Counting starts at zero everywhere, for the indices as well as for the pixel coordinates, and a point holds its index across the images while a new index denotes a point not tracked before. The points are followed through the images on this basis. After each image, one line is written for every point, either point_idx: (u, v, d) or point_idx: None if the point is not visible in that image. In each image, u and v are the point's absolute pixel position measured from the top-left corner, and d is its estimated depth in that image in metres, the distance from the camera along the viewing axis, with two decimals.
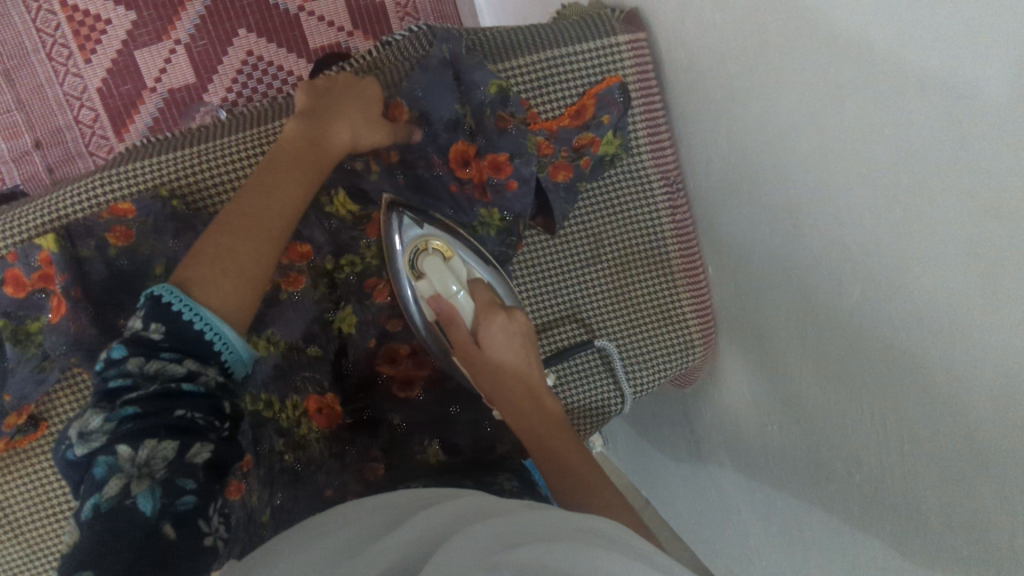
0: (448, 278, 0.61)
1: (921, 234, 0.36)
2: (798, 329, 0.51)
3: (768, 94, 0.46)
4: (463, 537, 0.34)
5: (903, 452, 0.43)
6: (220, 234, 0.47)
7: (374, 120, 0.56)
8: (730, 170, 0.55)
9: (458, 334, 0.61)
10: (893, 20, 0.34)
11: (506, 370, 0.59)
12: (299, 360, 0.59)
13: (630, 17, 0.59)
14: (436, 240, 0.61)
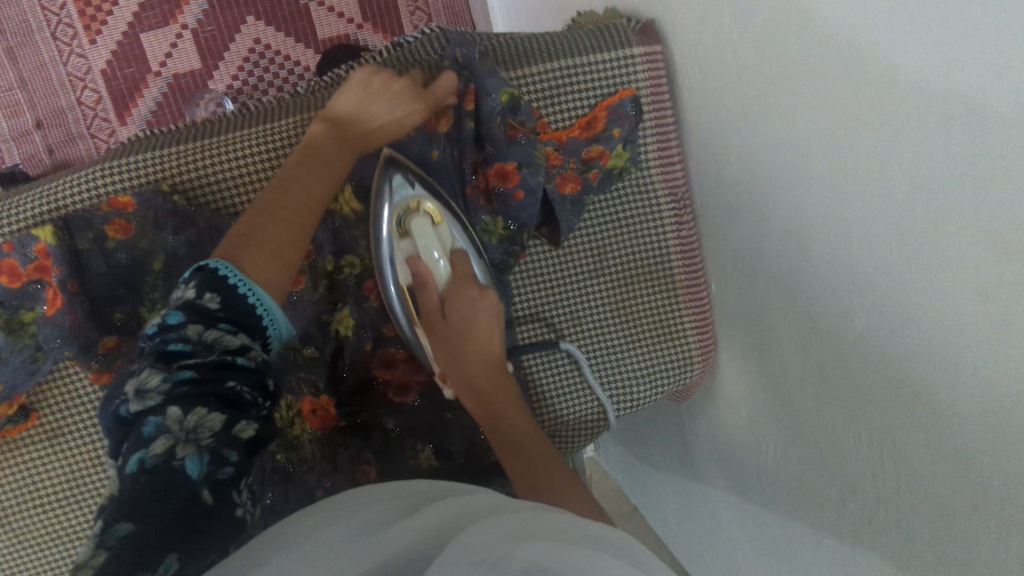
0: (432, 243, 0.58)
1: (931, 272, 0.35)
2: (800, 353, 0.51)
3: (784, 116, 0.45)
4: (473, 526, 0.33)
5: (900, 484, 0.43)
6: (260, 212, 0.49)
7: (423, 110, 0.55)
8: (739, 187, 0.54)
9: (427, 300, 0.58)
10: (913, 52, 0.33)
11: (474, 347, 0.58)
12: (294, 360, 0.59)
13: (646, 27, 0.58)
14: (429, 203, 0.58)
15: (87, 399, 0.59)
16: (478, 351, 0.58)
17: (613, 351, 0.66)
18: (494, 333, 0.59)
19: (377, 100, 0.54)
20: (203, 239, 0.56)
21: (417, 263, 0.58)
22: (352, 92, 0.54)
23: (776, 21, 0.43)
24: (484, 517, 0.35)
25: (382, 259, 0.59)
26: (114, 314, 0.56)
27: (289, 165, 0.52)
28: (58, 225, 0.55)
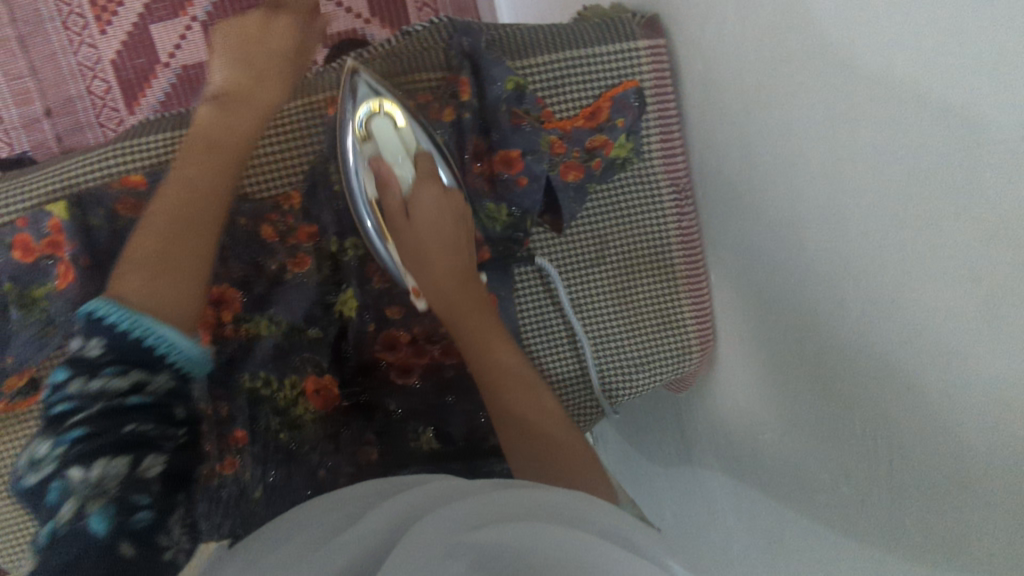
0: (394, 142, 0.59)
1: (926, 257, 0.36)
2: (796, 341, 0.52)
3: (784, 107, 0.46)
4: (415, 527, 0.37)
5: (891, 466, 0.44)
6: (162, 228, 0.51)
7: (293, 54, 0.59)
8: (739, 178, 0.55)
9: (390, 200, 0.59)
10: (908, 40, 0.34)
11: (434, 246, 0.59)
12: (298, 341, 0.61)
13: (651, 22, 0.60)
14: (389, 103, 0.58)
15: None
16: (442, 245, 0.59)
17: (613, 339, 0.67)
18: (454, 225, 0.60)
19: (247, 60, 0.57)
20: None
21: (380, 165, 0.58)
22: (228, 67, 0.57)
23: (779, 12, 0.44)
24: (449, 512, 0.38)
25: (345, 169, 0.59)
26: None
27: (183, 173, 0.54)
28: (72, 202, 0.56)
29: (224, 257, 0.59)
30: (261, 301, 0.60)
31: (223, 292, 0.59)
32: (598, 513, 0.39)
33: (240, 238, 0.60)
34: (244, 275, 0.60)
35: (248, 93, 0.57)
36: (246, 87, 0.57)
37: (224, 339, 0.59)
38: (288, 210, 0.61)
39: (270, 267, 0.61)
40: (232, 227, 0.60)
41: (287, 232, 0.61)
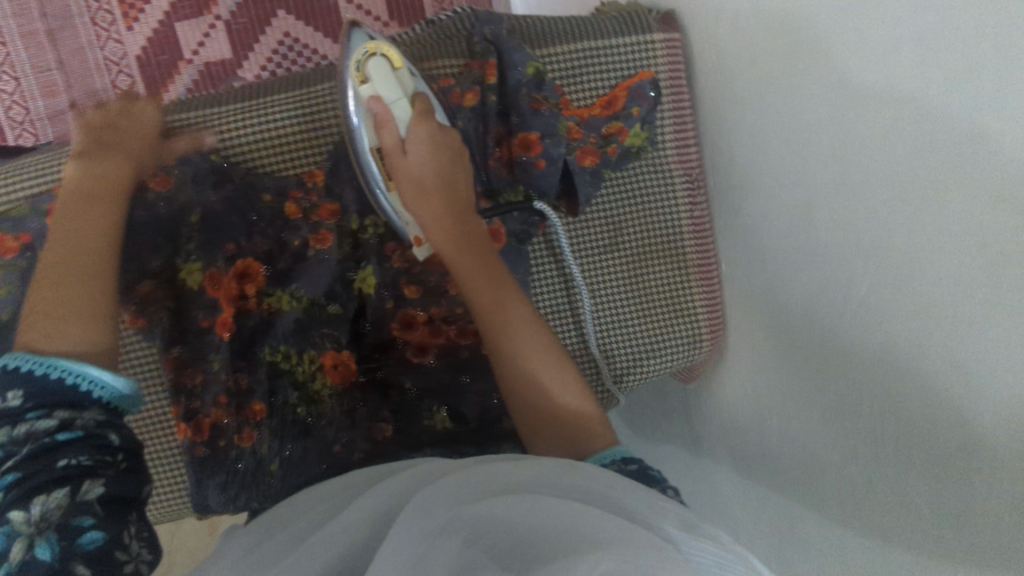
0: (392, 82, 0.58)
1: (932, 230, 0.38)
2: (803, 325, 0.53)
3: (794, 95, 0.48)
4: (423, 498, 0.42)
5: (898, 438, 0.44)
6: (48, 289, 0.49)
7: (94, 124, 0.60)
8: (750, 165, 0.57)
9: (387, 137, 0.58)
10: (914, 20, 0.36)
11: (434, 187, 0.58)
12: (319, 316, 0.63)
13: (667, 17, 0.63)
14: (384, 45, 0.58)
15: None
16: (441, 185, 0.58)
17: (624, 323, 0.69)
18: (451, 165, 0.59)
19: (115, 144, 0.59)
20: (239, 197, 0.61)
21: (377, 104, 0.57)
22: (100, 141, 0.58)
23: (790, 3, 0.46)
24: (459, 468, 0.48)
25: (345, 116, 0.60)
26: (151, 258, 0.59)
27: (53, 242, 0.53)
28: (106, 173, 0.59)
29: (250, 233, 0.61)
30: (282, 275, 0.62)
31: (249, 264, 0.61)
32: (586, 481, 0.44)
33: (264, 214, 0.62)
34: (267, 249, 0.62)
35: (110, 151, 0.58)
36: (112, 144, 0.59)
37: (247, 311, 0.61)
38: (312, 187, 0.63)
39: (292, 243, 0.62)
40: (257, 202, 0.61)
41: (310, 209, 0.62)
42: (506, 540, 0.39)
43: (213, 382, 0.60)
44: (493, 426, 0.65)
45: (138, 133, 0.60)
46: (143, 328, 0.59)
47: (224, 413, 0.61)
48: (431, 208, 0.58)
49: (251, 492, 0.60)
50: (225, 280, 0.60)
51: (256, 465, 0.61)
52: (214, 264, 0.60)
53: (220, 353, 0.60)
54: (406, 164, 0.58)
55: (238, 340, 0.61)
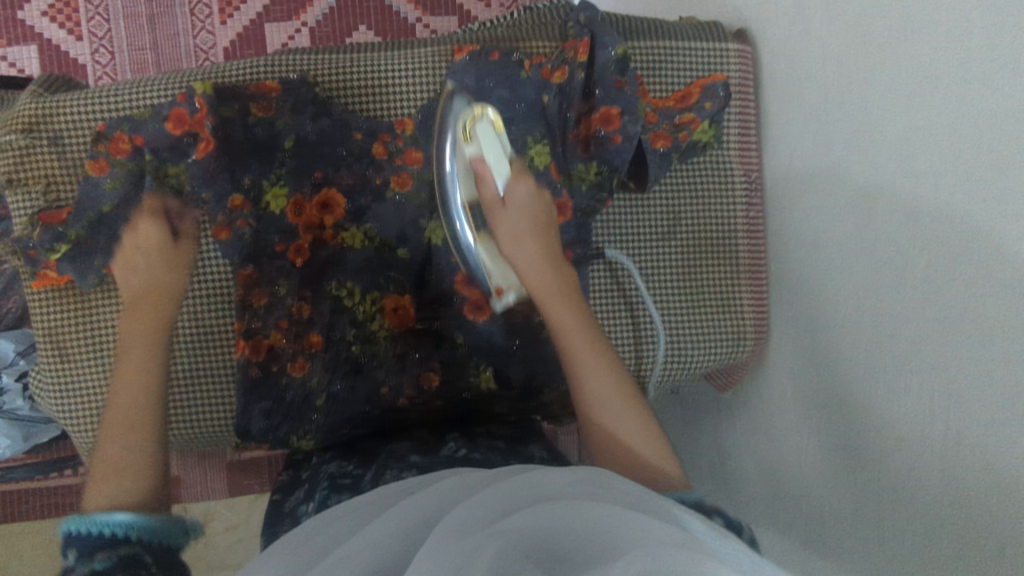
0: (492, 144, 0.61)
1: (1001, 200, 0.43)
2: (858, 311, 0.57)
3: (869, 96, 0.54)
4: (472, 507, 0.37)
5: (953, 420, 0.47)
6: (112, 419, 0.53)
7: (148, 268, 0.59)
8: (817, 171, 0.62)
9: (486, 193, 0.61)
10: (999, 21, 0.43)
11: (529, 237, 0.60)
12: (389, 258, 0.68)
13: (740, 34, 0.69)
14: (491, 110, 0.62)
15: (200, 252, 0.64)
16: (536, 236, 0.60)
17: (673, 309, 0.73)
18: (546, 224, 0.62)
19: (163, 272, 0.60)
20: (333, 132, 0.65)
21: (478, 163, 0.61)
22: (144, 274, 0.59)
23: (872, 18, 0.53)
24: (508, 476, 0.43)
25: (444, 176, 0.63)
26: (244, 177, 0.61)
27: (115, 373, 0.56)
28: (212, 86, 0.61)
29: (337, 165, 0.65)
30: (360, 212, 0.67)
31: (330, 195, 0.65)
32: (624, 490, 0.39)
33: (353, 150, 0.65)
34: (350, 183, 0.66)
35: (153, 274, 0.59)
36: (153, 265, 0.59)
37: (322, 241, 0.66)
38: (400, 134, 0.67)
39: (374, 182, 0.66)
40: (349, 140, 0.65)
41: (395, 153, 0.66)
42: (560, 552, 0.33)
43: (278, 305, 0.63)
44: (517, 417, 0.72)
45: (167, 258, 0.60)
46: (226, 240, 0.62)
47: (283, 336, 0.63)
48: (525, 256, 0.60)
49: (293, 423, 0.63)
50: (307, 208, 0.65)
51: (303, 397, 0.63)
52: (301, 190, 0.64)
53: (290, 279, 0.64)
54: (505, 216, 0.60)
55: (309, 268, 0.65)
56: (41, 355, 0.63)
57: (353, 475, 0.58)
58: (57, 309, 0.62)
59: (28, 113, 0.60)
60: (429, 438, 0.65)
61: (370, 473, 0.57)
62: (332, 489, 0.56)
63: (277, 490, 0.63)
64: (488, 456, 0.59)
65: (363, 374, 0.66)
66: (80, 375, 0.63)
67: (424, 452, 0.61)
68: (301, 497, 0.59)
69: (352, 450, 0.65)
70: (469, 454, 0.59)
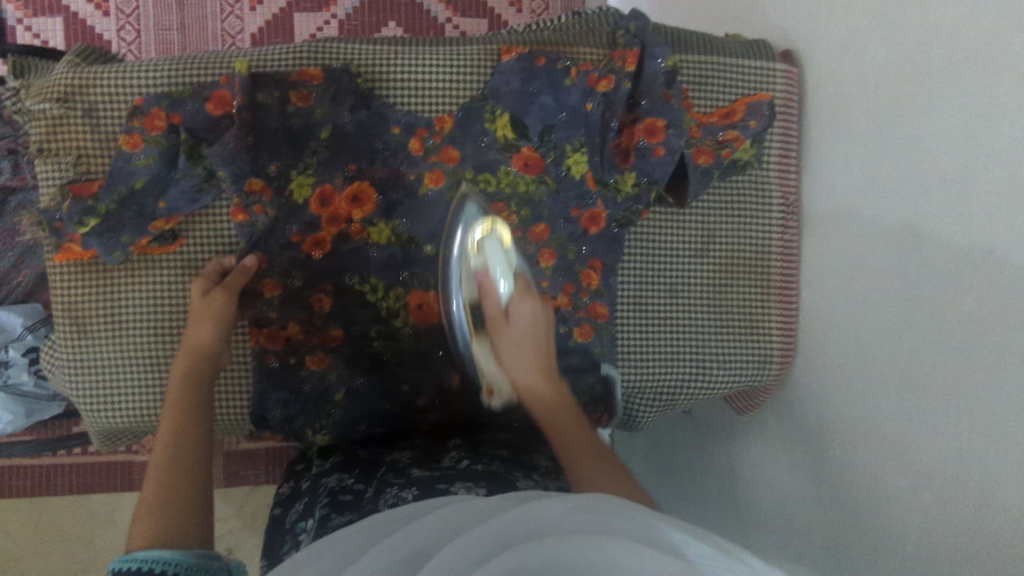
0: (497, 258, 0.60)
1: None
2: (892, 345, 0.56)
3: (921, 126, 0.54)
4: (441, 557, 0.33)
5: (986, 462, 0.47)
6: (163, 462, 0.52)
7: (205, 315, 0.59)
8: (858, 197, 0.61)
9: (490, 308, 0.59)
10: None
11: (531, 356, 0.56)
12: (416, 255, 0.67)
13: (786, 54, 0.69)
14: (500, 227, 0.61)
15: (228, 236, 0.63)
16: (537, 352, 0.57)
17: (701, 328, 0.73)
18: (550, 343, 0.58)
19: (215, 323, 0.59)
20: (370, 123, 0.64)
21: (482, 275, 0.59)
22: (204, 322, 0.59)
23: (928, 47, 0.53)
24: (524, 499, 0.39)
25: (449, 279, 0.62)
26: (270, 164, 0.60)
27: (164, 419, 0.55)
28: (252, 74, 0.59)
29: (373, 157, 0.64)
30: (390, 206, 0.65)
31: (362, 188, 0.64)
32: (623, 515, 0.35)
33: (390, 143, 0.64)
34: (383, 177, 0.65)
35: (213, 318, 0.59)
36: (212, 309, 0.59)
37: (347, 235, 0.65)
38: (439, 132, 0.65)
39: (408, 177, 0.65)
40: (386, 133, 0.64)
41: (432, 149, 0.65)
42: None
43: (293, 297, 0.64)
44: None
45: (195, 314, 0.59)
46: (242, 223, 0.60)
47: (300, 329, 0.65)
48: (522, 369, 0.56)
49: (310, 416, 0.65)
50: (335, 200, 0.63)
51: (322, 390, 0.65)
52: (331, 181, 0.63)
53: (312, 271, 0.64)
54: (505, 330, 0.57)
55: (326, 262, 0.65)
56: (58, 329, 0.62)
57: (354, 491, 0.55)
58: (79, 283, 0.61)
59: (63, 83, 0.59)
60: (431, 445, 0.64)
61: (371, 490, 0.54)
62: (332, 507, 0.53)
63: (280, 505, 0.62)
64: (491, 467, 0.57)
65: (382, 369, 0.67)
66: (97, 349, 0.62)
67: (426, 464, 0.59)
68: (301, 510, 0.57)
69: (353, 460, 0.62)
70: (472, 466, 0.57)
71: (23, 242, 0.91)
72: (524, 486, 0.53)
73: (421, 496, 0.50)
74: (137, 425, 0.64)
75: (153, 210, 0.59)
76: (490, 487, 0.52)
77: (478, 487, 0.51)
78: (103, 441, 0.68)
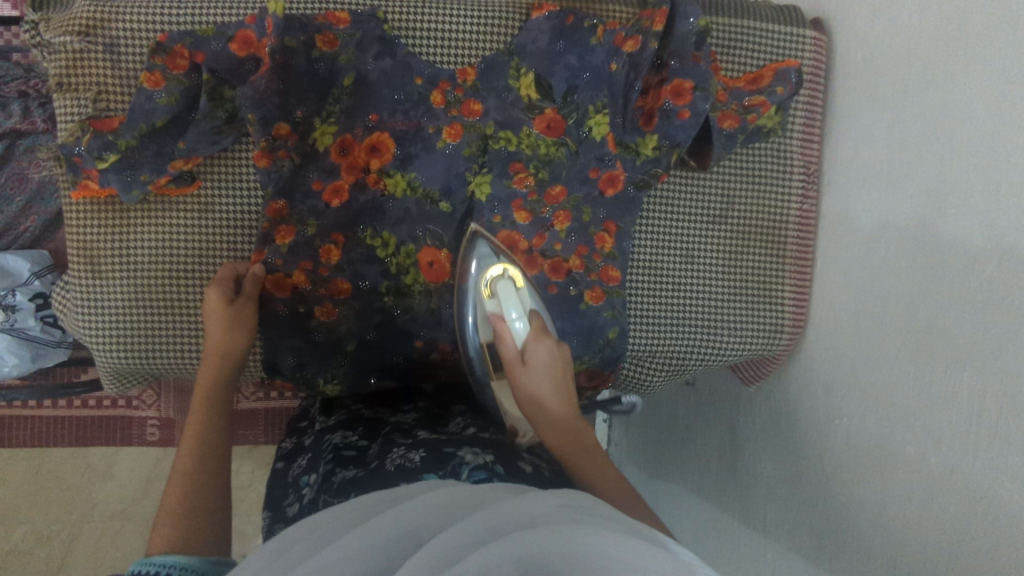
0: (514, 302, 0.61)
1: None
2: (906, 314, 0.56)
3: (949, 92, 0.53)
4: (444, 538, 0.31)
5: (996, 428, 0.47)
6: (183, 470, 0.51)
7: (229, 322, 0.59)
8: (882, 165, 0.61)
9: (505, 353, 0.60)
10: None
11: (550, 404, 0.57)
12: (430, 210, 0.66)
13: (816, 21, 0.70)
14: (513, 268, 0.63)
15: (245, 180, 0.63)
16: (558, 394, 0.58)
17: (715, 295, 0.73)
18: (567, 383, 0.60)
19: (234, 331, 0.59)
20: (394, 73, 0.63)
21: (499, 320, 0.61)
22: (226, 328, 0.59)
23: (962, 12, 0.52)
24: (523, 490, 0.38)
25: (463, 325, 0.64)
26: (297, 110, 0.60)
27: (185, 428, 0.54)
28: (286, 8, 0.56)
29: (394, 108, 0.64)
30: (407, 159, 0.65)
31: (382, 138, 0.64)
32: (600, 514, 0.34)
33: (412, 95, 0.64)
34: (403, 129, 0.64)
35: (237, 326, 0.59)
36: (235, 316, 0.59)
37: (363, 185, 0.64)
38: (461, 84, 0.65)
39: (427, 129, 0.65)
40: (408, 83, 0.64)
41: (453, 103, 0.65)
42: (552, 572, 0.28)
43: (303, 245, 0.63)
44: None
45: (224, 320, 0.59)
46: (263, 167, 0.60)
47: (306, 279, 0.64)
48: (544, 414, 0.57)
49: (321, 365, 0.66)
50: (355, 148, 0.63)
51: (333, 341, 0.66)
52: (353, 130, 0.63)
53: (322, 219, 0.64)
54: (526, 374, 0.59)
55: (345, 212, 0.64)
56: (71, 266, 0.62)
57: (359, 448, 0.54)
58: (95, 222, 0.61)
59: (86, 15, 0.58)
60: (435, 410, 0.63)
61: (376, 446, 0.53)
62: (337, 461, 0.52)
63: (280, 459, 0.60)
64: (496, 437, 0.54)
65: (393, 324, 0.67)
66: (111, 290, 0.62)
67: (431, 427, 0.56)
68: (299, 473, 0.55)
69: (356, 418, 0.61)
70: (479, 434, 0.54)
71: (31, 188, 0.90)
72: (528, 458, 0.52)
73: (428, 464, 0.47)
74: (146, 367, 0.65)
75: (172, 150, 0.59)
76: (499, 456, 0.49)
77: (486, 453, 0.49)
78: (113, 383, 0.68)
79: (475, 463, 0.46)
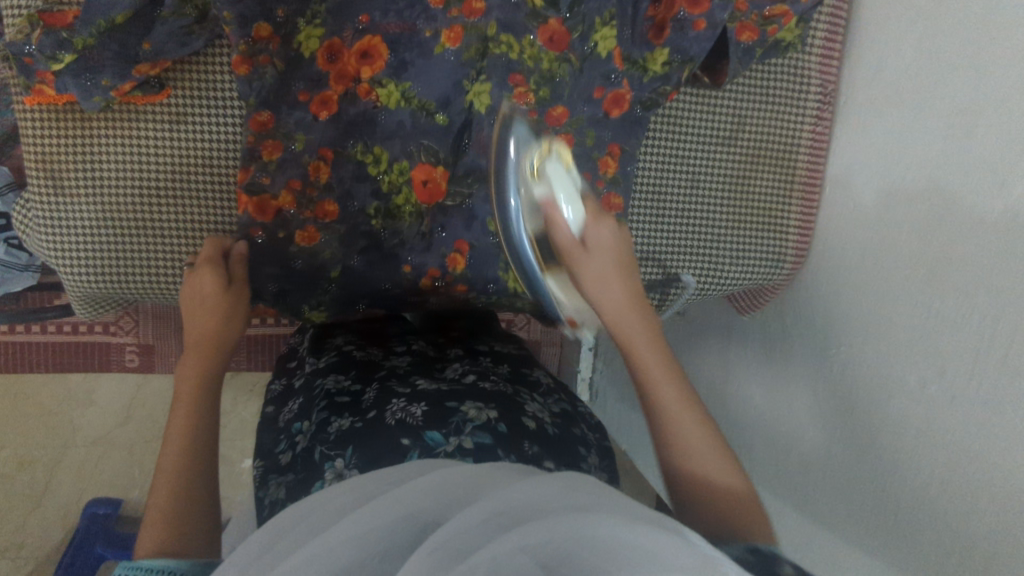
0: (566, 185, 0.54)
1: None
2: (906, 256, 0.55)
3: (983, 22, 0.49)
4: (449, 527, 0.28)
5: (991, 386, 0.46)
6: (168, 467, 0.48)
7: (220, 302, 0.58)
8: (899, 94, 0.58)
9: (563, 240, 0.55)
10: None
11: (614, 287, 0.55)
12: (423, 127, 0.61)
13: None
14: (559, 146, 0.56)
15: (221, 88, 0.58)
16: (621, 278, 0.56)
17: (718, 220, 0.71)
18: (625, 260, 0.58)
19: (224, 319, 0.59)
20: None
21: (552, 206, 0.54)
22: (217, 313, 0.58)
23: None
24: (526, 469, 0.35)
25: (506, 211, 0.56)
26: (277, 8, 0.53)
27: (171, 417, 0.52)
28: None
29: (386, 8, 0.56)
30: (401, 66, 0.58)
31: (373, 43, 0.57)
32: (606, 498, 0.32)
33: None
34: (397, 32, 0.57)
35: (227, 313, 0.59)
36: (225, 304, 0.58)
37: (354, 96, 0.58)
38: None
39: (422, 33, 0.58)
40: None
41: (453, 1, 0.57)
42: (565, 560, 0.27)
43: (292, 163, 0.58)
44: (518, 341, 0.68)
45: (220, 308, 0.58)
46: (244, 75, 0.53)
47: (293, 200, 0.59)
48: (611, 299, 0.55)
49: (304, 293, 0.64)
50: (345, 54, 0.57)
51: (317, 267, 0.63)
52: (341, 33, 0.56)
53: (311, 134, 0.58)
54: (587, 256, 0.55)
55: (335, 126, 0.59)
56: (30, 180, 0.57)
57: (352, 393, 0.51)
58: (55, 132, 0.56)
59: None
60: (428, 351, 0.60)
61: (372, 394, 0.50)
62: (331, 410, 0.50)
63: (271, 403, 0.59)
64: (498, 386, 0.52)
65: (382, 249, 0.65)
66: (77, 207, 0.58)
67: (428, 373, 0.54)
68: (290, 422, 0.53)
69: (347, 361, 0.57)
70: (479, 383, 0.51)
71: None
72: (535, 414, 0.49)
73: (430, 421, 0.44)
74: (119, 289, 0.61)
75: (136, 53, 0.52)
76: (503, 411, 0.47)
77: (489, 410, 0.46)
78: (84, 309, 0.65)
79: (481, 422, 0.44)
